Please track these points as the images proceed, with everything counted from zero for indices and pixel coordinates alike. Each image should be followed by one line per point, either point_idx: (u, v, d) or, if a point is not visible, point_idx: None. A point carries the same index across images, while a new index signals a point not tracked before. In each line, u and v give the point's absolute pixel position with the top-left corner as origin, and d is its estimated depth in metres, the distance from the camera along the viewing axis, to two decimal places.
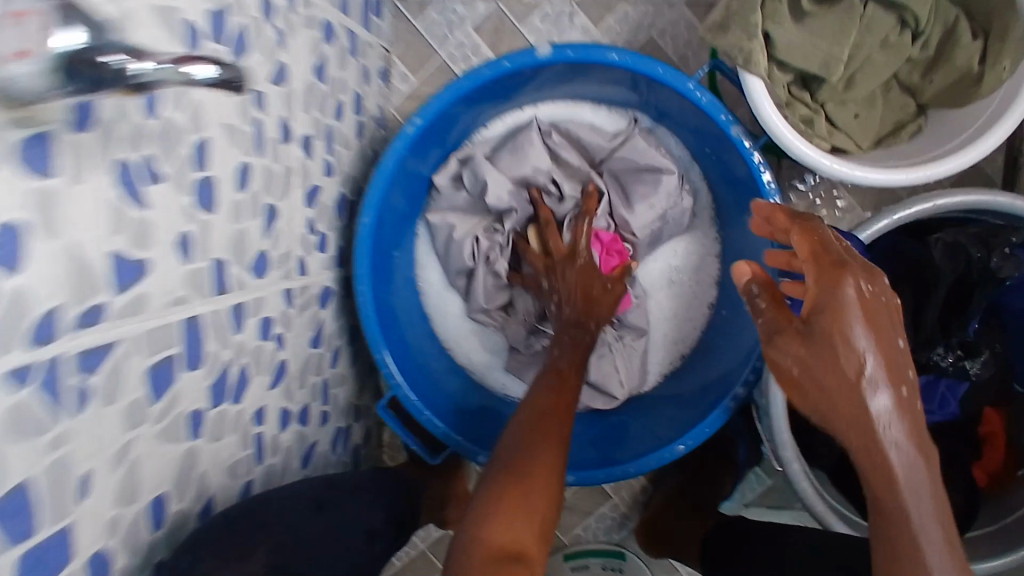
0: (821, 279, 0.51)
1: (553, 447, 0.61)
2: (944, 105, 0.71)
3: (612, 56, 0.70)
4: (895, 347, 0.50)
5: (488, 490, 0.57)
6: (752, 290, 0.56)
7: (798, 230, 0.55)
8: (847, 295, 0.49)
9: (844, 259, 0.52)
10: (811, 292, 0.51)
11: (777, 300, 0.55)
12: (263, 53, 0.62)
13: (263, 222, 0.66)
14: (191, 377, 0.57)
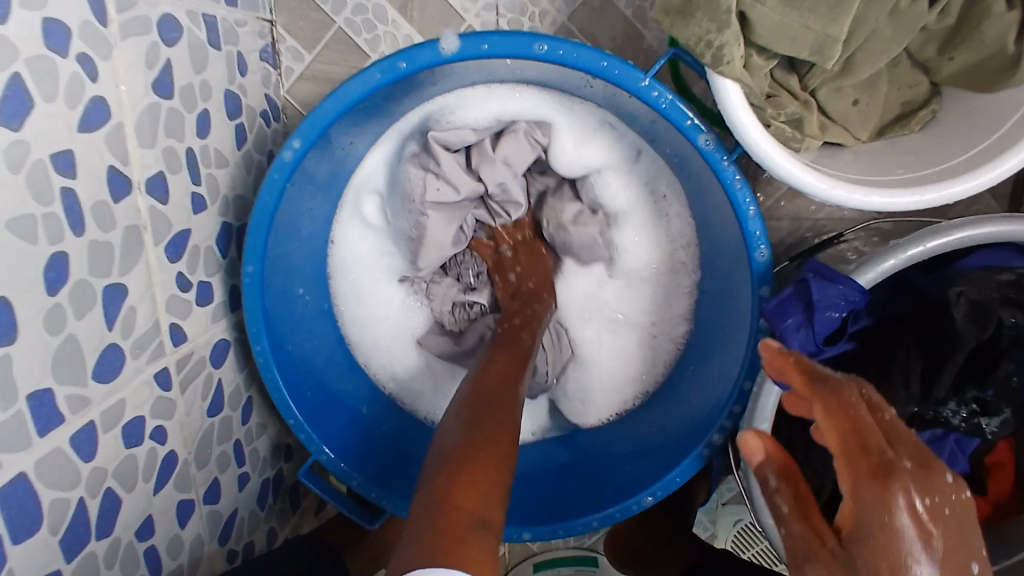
0: (860, 494, 0.42)
1: (506, 419, 0.52)
2: (963, 87, 0.57)
3: (541, 50, 0.54)
4: (971, 572, 0.40)
5: (439, 458, 0.47)
6: (765, 474, 0.51)
7: (822, 406, 0.47)
8: (899, 526, 0.40)
9: (885, 451, 0.43)
10: (849, 507, 0.43)
11: (801, 496, 0.49)
12: (57, 99, 0.45)
13: (104, 310, 0.51)
14: (25, 541, 0.44)
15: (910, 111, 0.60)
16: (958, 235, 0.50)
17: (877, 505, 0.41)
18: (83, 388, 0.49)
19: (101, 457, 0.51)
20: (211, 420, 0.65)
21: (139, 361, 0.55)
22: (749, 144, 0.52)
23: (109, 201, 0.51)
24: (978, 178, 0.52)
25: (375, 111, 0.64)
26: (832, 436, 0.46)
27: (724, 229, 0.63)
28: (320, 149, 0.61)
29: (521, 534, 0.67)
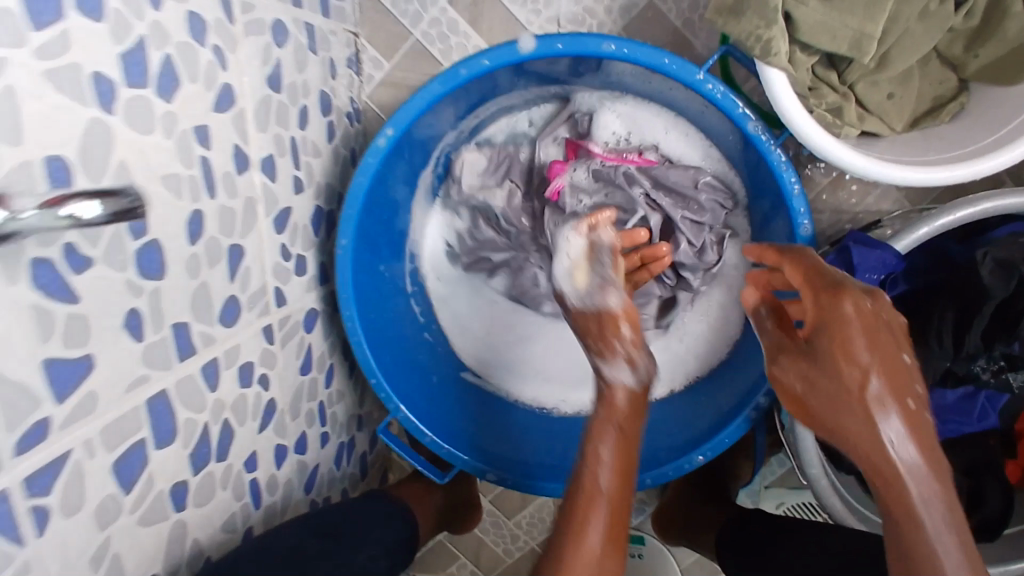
0: (820, 301, 0.53)
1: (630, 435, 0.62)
2: (988, 80, 0.64)
3: (610, 47, 0.62)
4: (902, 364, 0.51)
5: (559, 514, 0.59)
6: (760, 311, 0.63)
7: (791, 262, 0.58)
8: (846, 311, 0.52)
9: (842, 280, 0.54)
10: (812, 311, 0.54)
11: (782, 323, 0.60)
12: (197, 82, 0.54)
13: (227, 265, 0.59)
14: (165, 451, 0.52)
15: (939, 107, 0.67)
16: (984, 206, 0.57)
17: (834, 299, 0.52)
18: (212, 328, 0.57)
19: (221, 391, 0.58)
20: (302, 378, 0.73)
21: (251, 314, 0.63)
22: (795, 128, 0.59)
23: (233, 173, 0.59)
24: (989, 160, 0.59)
25: (458, 107, 0.73)
26: (792, 270, 0.57)
27: (774, 211, 0.70)
28: (406, 138, 0.69)
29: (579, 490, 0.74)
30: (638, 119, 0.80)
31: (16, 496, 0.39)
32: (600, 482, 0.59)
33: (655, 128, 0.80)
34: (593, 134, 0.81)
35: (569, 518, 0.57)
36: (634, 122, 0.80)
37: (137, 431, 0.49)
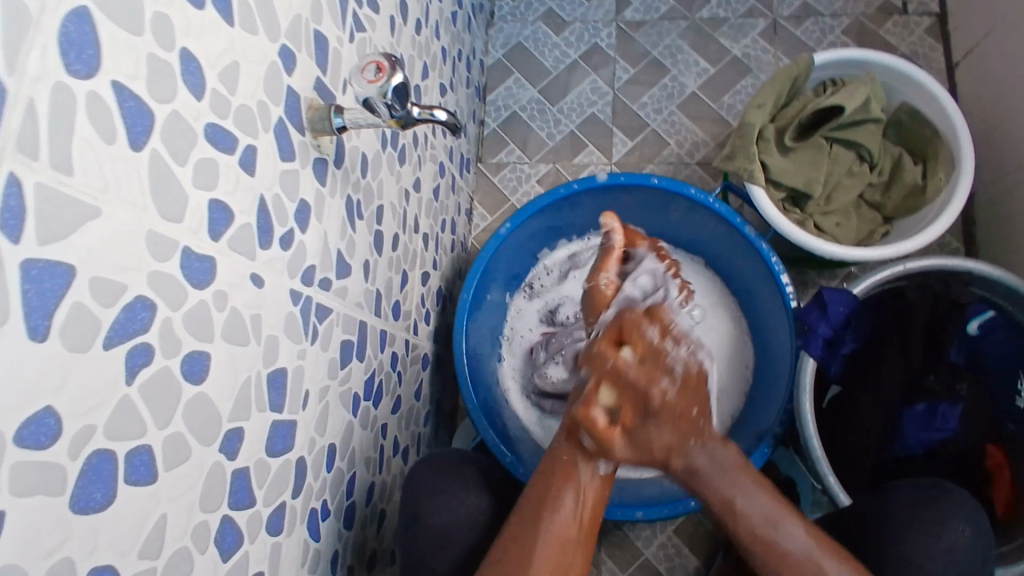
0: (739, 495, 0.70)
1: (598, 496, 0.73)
2: (904, 214, 0.96)
3: (655, 180, 0.97)
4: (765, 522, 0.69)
5: (568, 515, 0.69)
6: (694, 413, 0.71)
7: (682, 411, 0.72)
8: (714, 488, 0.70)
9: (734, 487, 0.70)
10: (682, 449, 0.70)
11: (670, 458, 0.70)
12: (410, 165, 0.89)
13: (400, 280, 0.87)
14: (358, 366, 0.73)
15: (876, 233, 0.97)
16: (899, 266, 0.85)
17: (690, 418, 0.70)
18: (389, 311, 0.83)
19: (383, 355, 0.81)
20: (415, 401, 0.94)
21: (403, 324, 0.89)
22: (774, 221, 0.89)
23: (412, 229, 0.91)
24: (898, 249, 0.86)
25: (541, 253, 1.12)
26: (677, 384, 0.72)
27: (760, 291, 0.98)
28: (515, 234, 1.01)
29: (636, 512, 0.88)
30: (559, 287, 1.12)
31: (312, 303, 0.61)
32: (561, 493, 0.70)
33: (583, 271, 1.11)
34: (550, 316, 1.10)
35: (546, 494, 0.70)
36: (564, 285, 1.11)
37: (351, 335, 0.71)
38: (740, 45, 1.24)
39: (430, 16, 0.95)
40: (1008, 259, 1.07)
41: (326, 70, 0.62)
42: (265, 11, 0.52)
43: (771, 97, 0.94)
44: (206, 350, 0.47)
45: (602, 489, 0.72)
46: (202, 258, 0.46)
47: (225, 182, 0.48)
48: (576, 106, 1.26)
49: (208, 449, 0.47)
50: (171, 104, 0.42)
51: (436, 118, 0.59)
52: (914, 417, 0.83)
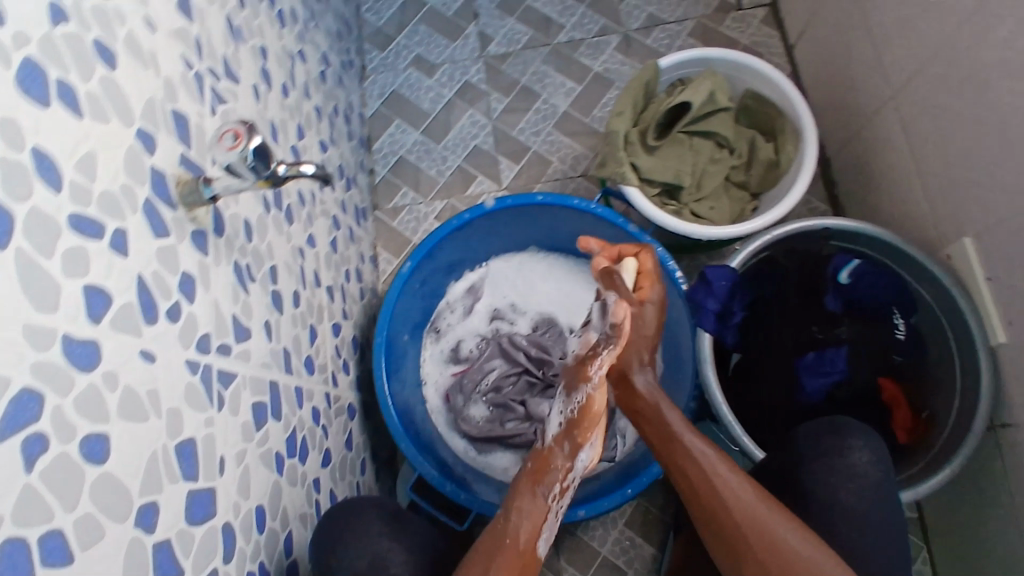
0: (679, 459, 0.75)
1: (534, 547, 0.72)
2: (766, 188, 1.05)
3: (539, 197, 1.03)
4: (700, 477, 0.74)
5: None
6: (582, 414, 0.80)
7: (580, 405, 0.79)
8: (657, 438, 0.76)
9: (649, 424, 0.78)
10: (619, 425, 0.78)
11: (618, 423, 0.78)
12: (300, 223, 0.91)
13: (309, 335, 0.88)
14: (275, 425, 0.73)
15: (746, 210, 1.05)
16: (764, 235, 0.93)
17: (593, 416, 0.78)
18: (302, 367, 0.84)
19: (303, 411, 0.82)
20: (347, 452, 0.95)
21: (320, 377, 0.89)
22: (651, 216, 0.95)
23: (314, 284, 0.93)
24: (761, 219, 0.94)
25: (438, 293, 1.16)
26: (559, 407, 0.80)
27: (654, 282, 1.04)
28: (418, 271, 1.04)
29: (579, 512, 0.91)
30: (460, 323, 1.16)
31: (212, 371, 0.62)
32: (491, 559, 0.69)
33: (478, 303, 1.16)
34: (458, 352, 1.14)
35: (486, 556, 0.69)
36: (468, 319, 1.16)
37: (262, 396, 0.71)
38: (599, 61, 1.33)
39: (297, 78, 0.98)
40: (867, 212, 1.19)
41: (190, 145, 0.63)
42: (116, 98, 0.53)
43: (629, 104, 1.01)
44: (104, 431, 0.47)
45: (530, 569, 0.71)
46: (85, 342, 0.46)
47: (98, 267, 0.49)
48: (459, 141, 1.31)
49: (122, 530, 0.47)
50: (27, 200, 0.43)
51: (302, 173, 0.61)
52: (806, 367, 0.90)
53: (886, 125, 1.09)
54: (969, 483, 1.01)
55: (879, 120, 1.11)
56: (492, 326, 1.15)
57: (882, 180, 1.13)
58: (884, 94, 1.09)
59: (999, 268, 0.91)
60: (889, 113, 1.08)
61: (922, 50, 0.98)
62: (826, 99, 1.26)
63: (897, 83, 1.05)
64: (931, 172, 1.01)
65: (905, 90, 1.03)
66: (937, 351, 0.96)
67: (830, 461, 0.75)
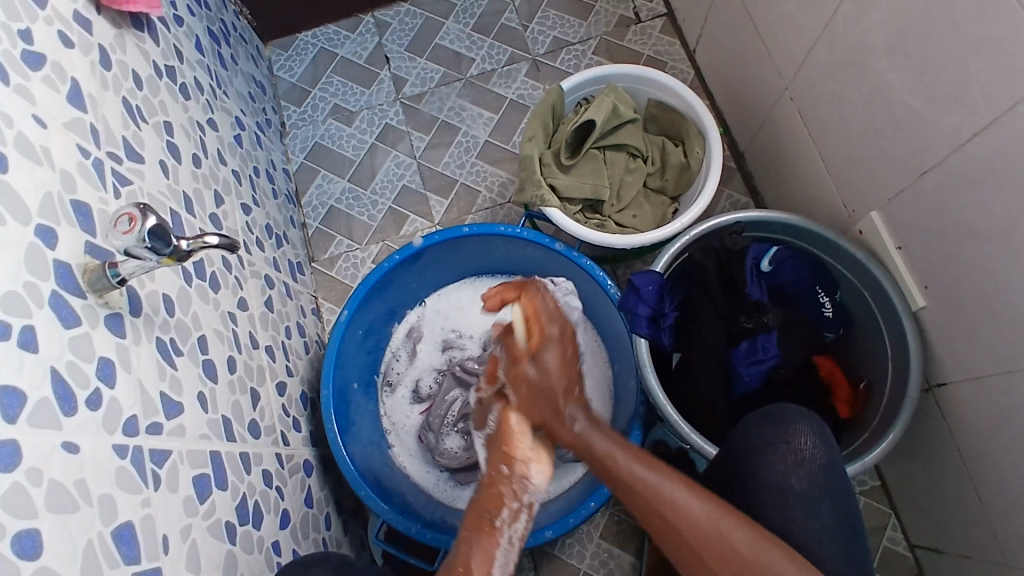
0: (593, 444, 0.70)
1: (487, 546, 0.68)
2: (683, 188, 1.08)
3: (465, 230, 1.05)
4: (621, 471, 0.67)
5: None
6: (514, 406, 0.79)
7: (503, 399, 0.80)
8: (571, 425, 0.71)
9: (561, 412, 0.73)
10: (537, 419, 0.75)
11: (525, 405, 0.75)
12: (228, 288, 0.91)
13: (251, 398, 0.88)
14: (222, 494, 0.73)
15: (667, 213, 1.09)
16: (682, 237, 0.95)
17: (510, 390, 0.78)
18: (246, 432, 0.83)
19: (252, 476, 0.81)
20: (307, 509, 0.94)
21: (268, 438, 0.89)
22: (574, 232, 0.97)
23: (251, 346, 0.93)
24: (678, 222, 0.97)
25: (384, 342, 1.16)
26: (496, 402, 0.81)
27: (589, 294, 1.06)
28: (358, 316, 1.05)
29: (546, 532, 0.92)
30: (411, 366, 1.16)
31: (144, 450, 0.62)
32: None
33: (426, 342, 1.17)
34: (416, 395, 1.14)
35: None
36: (415, 362, 1.16)
37: (203, 468, 0.71)
38: (512, 89, 1.37)
39: (209, 146, 0.99)
40: (784, 198, 1.23)
41: (93, 229, 0.64)
42: (7, 196, 0.53)
43: (539, 128, 1.04)
44: (33, 527, 0.47)
45: None
46: (1, 442, 0.46)
47: (6, 365, 0.49)
48: (386, 183, 1.33)
49: None
50: None
51: (208, 245, 0.61)
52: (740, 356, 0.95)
53: (786, 114, 1.14)
54: (919, 441, 1.05)
55: (780, 110, 1.16)
56: (446, 356, 1.16)
57: (791, 166, 1.18)
58: (779, 86, 1.14)
59: (909, 236, 0.95)
60: (788, 103, 1.13)
61: (803, 39, 1.04)
62: (731, 96, 1.31)
63: (788, 74, 1.10)
64: (832, 152, 1.05)
65: (797, 78, 1.08)
66: (865, 321, 1.00)
67: (778, 449, 0.75)
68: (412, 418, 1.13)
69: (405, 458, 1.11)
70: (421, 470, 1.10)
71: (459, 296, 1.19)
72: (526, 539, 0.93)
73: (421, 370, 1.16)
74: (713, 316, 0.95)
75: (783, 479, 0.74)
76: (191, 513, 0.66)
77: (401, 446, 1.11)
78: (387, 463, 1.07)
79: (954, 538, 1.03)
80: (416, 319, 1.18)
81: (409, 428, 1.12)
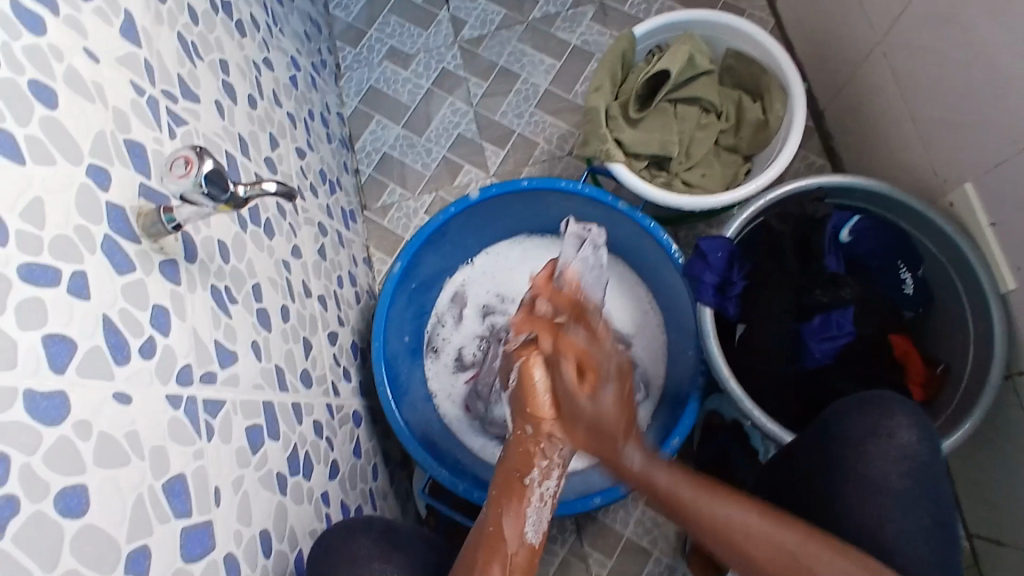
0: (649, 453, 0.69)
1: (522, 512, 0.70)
2: (759, 148, 1.01)
3: (524, 184, 1.00)
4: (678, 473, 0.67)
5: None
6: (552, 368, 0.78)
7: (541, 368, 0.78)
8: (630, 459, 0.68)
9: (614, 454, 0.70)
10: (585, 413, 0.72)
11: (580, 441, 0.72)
12: (282, 236, 0.89)
13: (303, 348, 0.87)
14: (274, 445, 0.73)
15: (738, 174, 1.02)
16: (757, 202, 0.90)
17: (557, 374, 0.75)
18: (298, 382, 0.83)
19: (303, 427, 0.81)
20: (356, 460, 0.94)
21: (319, 389, 0.89)
22: (639, 190, 0.92)
23: (304, 296, 0.91)
24: (755, 185, 0.90)
25: (432, 302, 1.14)
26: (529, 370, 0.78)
27: (650, 256, 1.01)
28: (410, 270, 1.03)
29: (595, 499, 0.90)
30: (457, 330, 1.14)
31: (197, 401, 0.61)
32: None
33: (472, 303, 1.14)
34: (462, 357, 1.12)
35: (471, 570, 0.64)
36: (459, 329, 1.13)
37: (256, 418, 0.70)
38: (577, 34, 1.29)
39: (264, 87, 0.96)
40: (865, 162, 1.14)
41: (149, 172, 0.62)
42: (61, 137, 0.51)
43: (607, 77, 0.98)
44: (82, 481, 0.46)
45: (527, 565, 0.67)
46: (50, 394, 0.45)
47: (57, 315, 0.48)
48: (441, 131, 1.28)
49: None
50: None
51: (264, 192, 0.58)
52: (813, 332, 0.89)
53: (876, 69, 1.04)
54: (996, 430, 0.98)
55: (870, 65, 1.06)
56: (487, 323, 1.13)
57: (877, 127, 1.08)
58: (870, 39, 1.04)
59: (1008, 213, 0.86)
60: (879, 59, 1.03)
61: None
62: (814, 47, 1.20)
63: (881, 25, 1.00)
64: (926, 114, 0.96)
65: (891, 30, 0.98)
66: (948, 301, 0.92)
67: (874, 441, 0.72)
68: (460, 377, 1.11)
69: (452, 417, 1.10)
70: (467, 429, 1.09)
71: (509, 254, 1.16)
72: (574, 503, 0.92)
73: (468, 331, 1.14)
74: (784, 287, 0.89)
75: (881, 473, 0.70)
76: (242, 464, 0.66)
77: (448, 406, 1.10)
78: (434, 418, 1.07)
79: (1018, 536, 0.98)
80: (465, 280, 1.15)
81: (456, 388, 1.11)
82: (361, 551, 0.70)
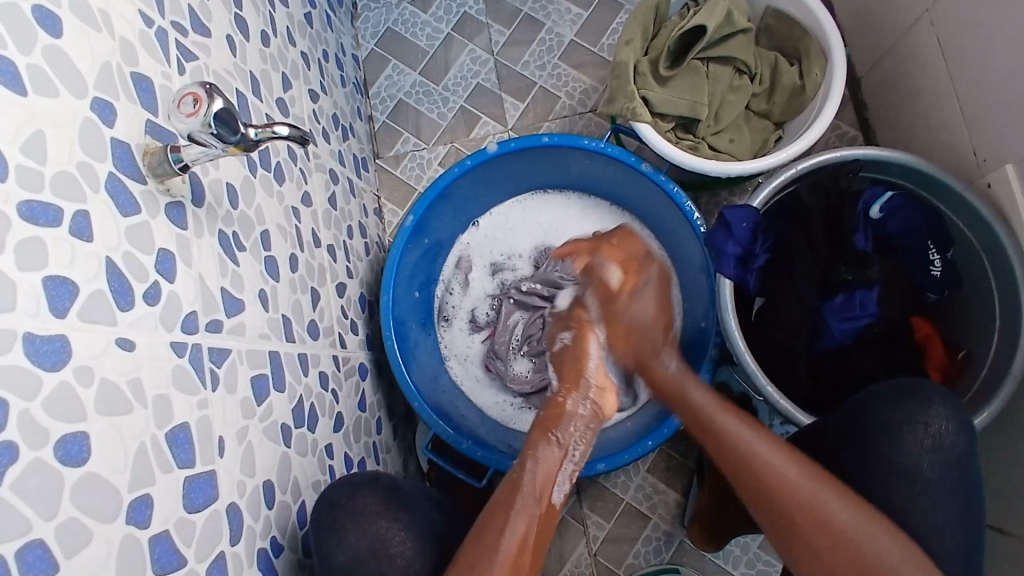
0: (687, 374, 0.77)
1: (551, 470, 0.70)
2: (791, 115, 0.96)
3: (546, 139, 0.96)
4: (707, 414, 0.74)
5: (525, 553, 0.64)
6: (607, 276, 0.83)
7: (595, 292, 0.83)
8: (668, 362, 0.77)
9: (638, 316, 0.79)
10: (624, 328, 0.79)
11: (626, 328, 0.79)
12: (293, 182, 0.86)
13: (311, 298, 0.85)
14: (280, 396, 0.71)
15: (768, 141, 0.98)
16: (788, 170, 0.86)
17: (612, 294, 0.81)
18: (304, 333, 0.81)
19: (309, 379, 0.80)
20: (360, 413, 0.93)
21: (326, 340, 0.87)
22: (664, 153, 0.88)
23: (313, 245, 0.89)
24: (785, 152, 0.87)
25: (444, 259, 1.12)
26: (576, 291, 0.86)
27: (669, 221, 0.98)
28: (422, 225, 1.00)
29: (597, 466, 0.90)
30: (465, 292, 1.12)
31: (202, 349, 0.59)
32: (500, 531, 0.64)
33: (480, 263, 1.12)
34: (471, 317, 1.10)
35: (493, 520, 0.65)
36: (469, 292, 1.11)
37: (261, 369, 0.69)
38: None
39: (279, 24, 0.91)
40: (900, 135, 1.10)
41: (156, 109, 0.59)
42: (64, 65, 0.48)
43: (637, 32, 0.93)
44: (83, 429, 0.45)
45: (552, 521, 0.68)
46: (50, 338, 0.43)
47: (58, 255, 0.45)
48: (459, 80, 1.23)
49: (111, 528, 0.46)
50: None
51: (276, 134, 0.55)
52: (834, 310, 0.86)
53: (922, 37, 0.99)
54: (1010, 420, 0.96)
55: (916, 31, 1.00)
56: (497, 281, 1.12)
57: (917, 98, 1.03)
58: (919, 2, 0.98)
59: None
60: (927, 26, 0.98)
61: None
62: (856, 9, 1.14)
63: None
64: (972, 87, 0.91)
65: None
66: (976, 285, 0.89)
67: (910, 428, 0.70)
68: (468, 336, 1.10)
69: (459, 374, 1.09)
70: (477, 387, 1.08)
71: (523, 212, 1.13)
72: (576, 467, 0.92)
73: (478, 290, 1.12)
74: (809, 263, 0.87)
75: (917, 462, 0.69)
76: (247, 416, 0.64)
77: (455, 365, 1.09)
78: (440, 376, 1.05)
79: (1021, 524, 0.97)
80: (476, 239, 1.13)
81: (465, 347, 1.10)
82: (366, 506, 0.70)
